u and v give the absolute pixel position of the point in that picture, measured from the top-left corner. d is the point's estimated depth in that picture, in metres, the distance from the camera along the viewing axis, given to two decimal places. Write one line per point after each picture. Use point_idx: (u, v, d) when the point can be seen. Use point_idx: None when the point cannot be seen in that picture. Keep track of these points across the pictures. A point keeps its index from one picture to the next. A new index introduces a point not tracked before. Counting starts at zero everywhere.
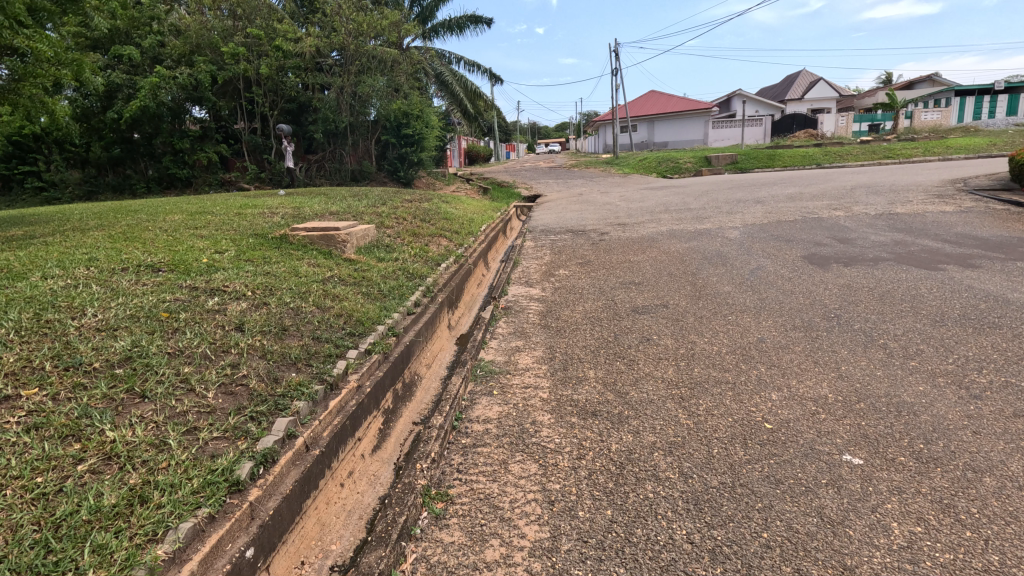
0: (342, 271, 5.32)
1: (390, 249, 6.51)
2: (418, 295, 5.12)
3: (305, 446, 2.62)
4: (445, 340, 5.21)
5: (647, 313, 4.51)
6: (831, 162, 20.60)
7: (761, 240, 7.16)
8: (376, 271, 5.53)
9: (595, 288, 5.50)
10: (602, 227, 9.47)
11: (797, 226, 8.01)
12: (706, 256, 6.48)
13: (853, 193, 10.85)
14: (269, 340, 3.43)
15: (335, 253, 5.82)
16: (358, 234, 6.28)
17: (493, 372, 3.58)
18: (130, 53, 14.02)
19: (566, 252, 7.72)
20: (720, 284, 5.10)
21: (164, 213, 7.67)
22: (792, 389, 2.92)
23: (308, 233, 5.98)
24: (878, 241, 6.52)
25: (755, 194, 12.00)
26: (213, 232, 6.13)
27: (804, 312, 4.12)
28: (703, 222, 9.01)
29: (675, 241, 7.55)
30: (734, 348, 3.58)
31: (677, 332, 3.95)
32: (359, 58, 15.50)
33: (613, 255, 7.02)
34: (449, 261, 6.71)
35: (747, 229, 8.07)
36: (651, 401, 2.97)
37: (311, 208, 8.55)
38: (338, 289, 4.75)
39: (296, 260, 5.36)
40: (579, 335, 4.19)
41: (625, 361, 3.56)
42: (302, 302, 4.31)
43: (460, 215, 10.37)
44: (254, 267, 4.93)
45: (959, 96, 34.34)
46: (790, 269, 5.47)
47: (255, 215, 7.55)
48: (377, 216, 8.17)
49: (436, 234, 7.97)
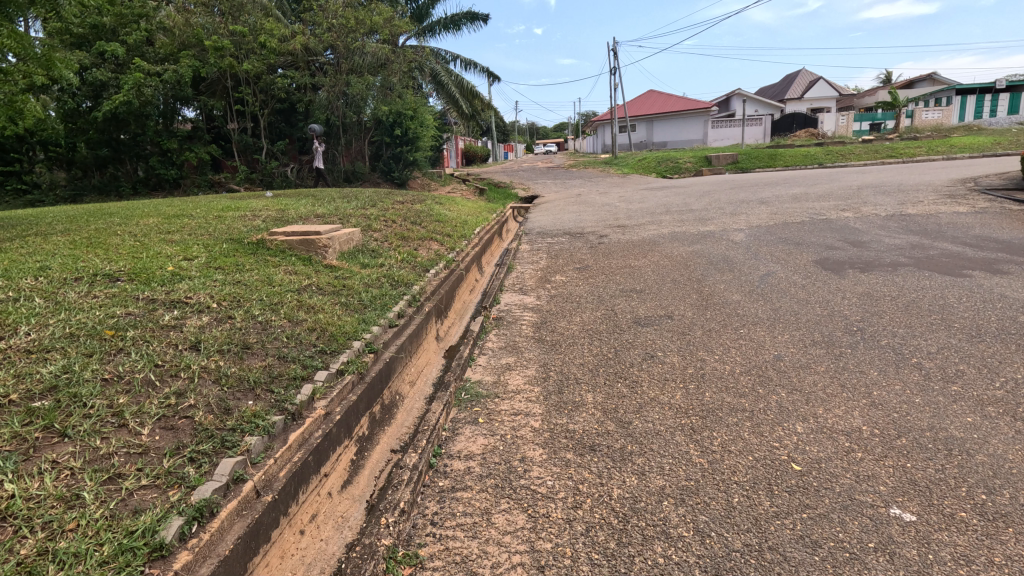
0: (322, 279, 4.94)
1: (376, 255, 6.13)
2: (402, 304, 4.73)
3: (254, 492, 2.23)
4: (433, 354, 4.86)
5: (650, 325, 4.14)
6: (833, 161, 20.26)
7: (768, 243, 6.81)
8: (359, 279, 5.15)
9: (593, 296, 5.13)
10: (601, 230, 9.10)
11: (805, 228, 7.64)
12: (710, 261, 6.11)
13: (860, 194, 10.49)
14: (227, 362, 3.05)
15: (315, 259, 5.44)
16: (342, 238, 5.90)
17: (480, 396, 3.20)
18: (114, 50, 13.65)
19: (564, 256, 7.35)
20: (728, 293, 4.73)
21: (140, 216, 7.29)
22: (819, 420, 2.54)
23: (287, 238, 5.60)
24: (894, 244, 6.16)
25: (759, 194, 11.65)
26: (186, 236, 5.75)
27: (823, 325, 3.75)
28: (705, 224, 8.64)
29: (677, 245, 7.18)
30: (750, 367, 3.20)
31: (683, 348, 3.59)
32: (352, 56, 15.13)
33: (613, 260, 6.65)
34: (438, 267, 6.33)
35: (753, 231, 7.71)
36: (658, 434, 2.60)
37: (296, 211, 8.17)
38: (314, 300, 4.37)
39: (272, 268, 4.98)
40: (576, 350, 3.82)
41: (627, 383, 3.18)
42: (272, 314, 3.93)
43: (454, 216, 9.99)
44: (223, 276, 4.55)
45: (960, 95, 34.07)
46: (801, 275, 5.11)
47: (235, 218, 7.17)
48: (365, 219, 7.80)
49: (427, 238, 7.60)
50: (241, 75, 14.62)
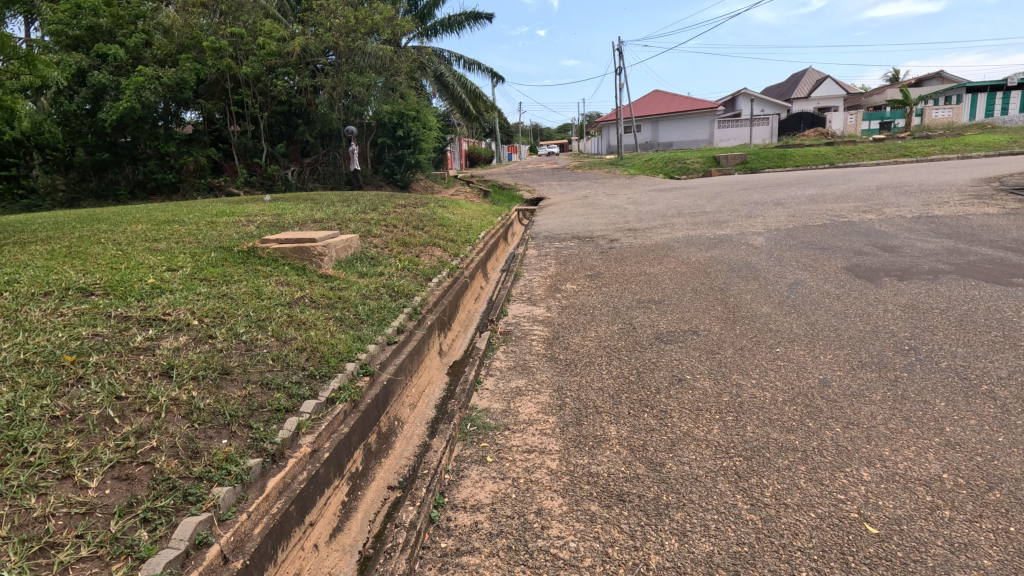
0: (316, 291, 4.59)
1: (375, 262, 5.78)
2: (401, 318, 4.37)
3: (221, 557, 1.86)
4: (435, 371, 4.51)
5: (674, 341, 3.76)
6: (845, 161, 19.80)
7: (791, 248, 6.41)
8: (356, 290, 4.80)
9: (608, 307, 4.77)
10: (611, 233, 8.74)
11: (827, 231, 7.26)
12: (731, 268, 5.72)
13: (880, 194, 10.08)
14: (201, 392, 2.70)
15: (310, 268, 5.10)
16: (339, 245, 5.55)
17: (487, 427, 2.84)
18: (114, 52, 13.25)
19: (573, 262, 6.97)
20: (756, 305, 4.34)
21: (128, 222, 6.94)
22: (889, 465, 2.16)
23: (280, 245, 5.26)
24: (927, 248, 5.77)
25: (773, 195, 11.24)
26: (173, 245, 5.39)
27: (869, 343, 3.36)
28: (721, 227, 8.24)
29: (693, 250, 6.81)
30: (794, 395, 2.82)
31: (713, 370, 3.21)
32: (354, 56, 14.80)
33: (626, 266, 6.27)
34: (442, 275, 5.98)
35: (772, 235, 7.31)
36: (697, 480, 2.22)
37: (293, 215, 7.83)
38: (306, 315, 4.01)
39: (262, 279, 4.64)
40: (594, 372, 3.44)
41: (654, 413, 2.80)
42: (259, 332, 3.58)
43: (457, 220, 9.65)
44: (208, 289, 4.20)
45: (971, 93, 33.53)
46: (834, 285, 4.71)
47: (228, 224, 6.84)
48: (364, 224, 7.47)
49: (430, 243, 7.24)
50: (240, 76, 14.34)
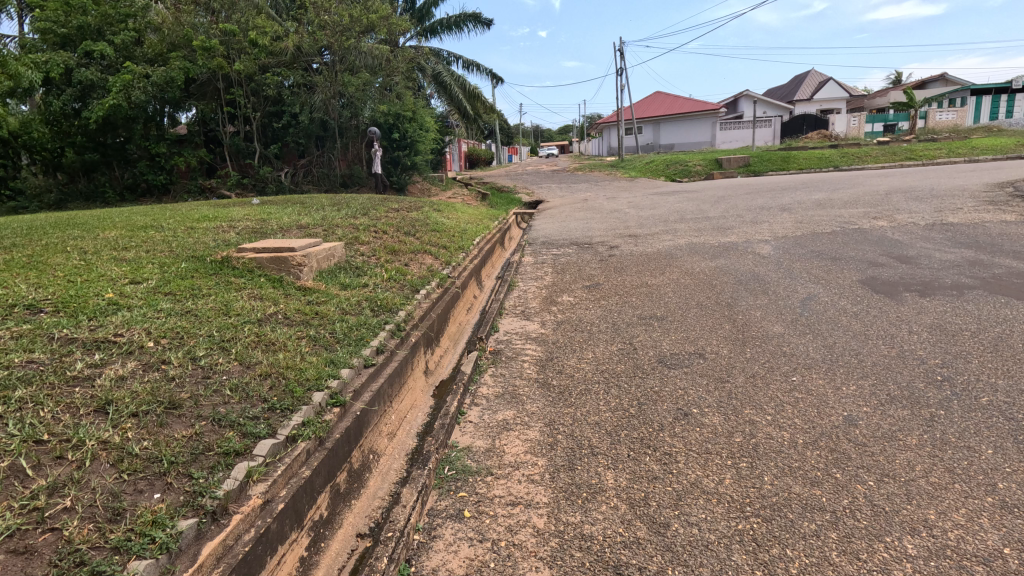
0: (291, 306, 4.26)
1: (360, 273, 5.45)
2: (382, 337, 4.03)
3: None
4: (420, 394, 4.18)
5: (679, 366, 3.42)
6: (850, 164, 19.47)
7: (800, 257, 6.08)
8: (335, 305, 4.46)
9: (607, 323, 4.45)
10: (610, 239, 8.42)
11: (837, 239, 6.93)
12: (738, 279, 5.38)
13: (889, 199, 9.75)
14: (140, 432, 2.36)
15: (287, 280, 4.77)
16: (321, 254, 5.22)
17: (467, 472, 2.50)
18: (102, 50, 12.94)
19: (571, 271, 6.63)
20: (766, 323, 4.00)
21: (103, 227, 6.62)
22: (937, 535, 1.83)
23: (256, 255, 4.92)
24: (947, 260, 5.44)
25: (778, 200, 10.93)
26: (143, 253, 5.05)
27: (896, 372, 3.02)
28: (725, 234, 7.91)
29: (697, 258, 6.48)
30: (816, 436, 2.48)
31: (721, 403, 2.87)
32: (349, 55, 14.46)
33: (626, 277, 5.94)
34: (431, 286, 5.64)
35: (779, 243, 6.98)
36: (709, 548, 1.88)
37: (279, 220, 7.50)
38: (276, 334, 3.67)
39: (233, 292, 4.30)
40: (591, 401, 3.10)
41: (658, 457, 2.47)
42: (219, 355, 3.24)
43: (452, 225, 9.32)
44: (171, 304, 3.85)
45: (975, 96, 33.23)
46: (850, 300, 4.37)
47: (208, 230, 6.50)
48: (352, 230, 7.14)
49: (421, 251, 6.92)
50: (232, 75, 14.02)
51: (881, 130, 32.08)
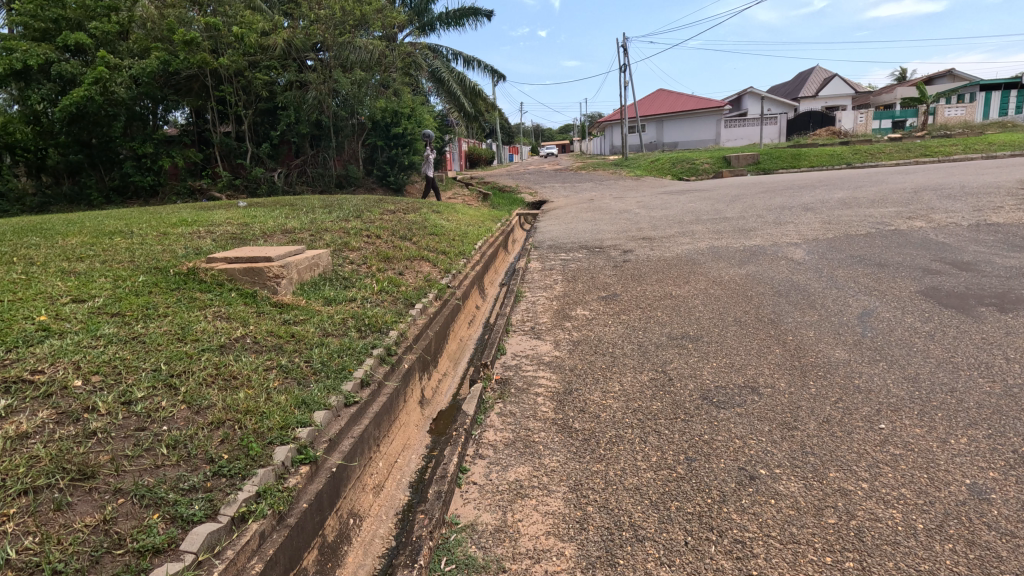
0: (264, 328, 3.63)
1: (347, 284, 4.82)
2: (369, 364, 3.41)
3: None
4: (415, 431, 3.56)
5: (728, 405, 2.79)
6: (863, 161, 18.83)
7: (839, 263, 5.45)
8: (315, 326, 3.84)
9: (633, 345, 3.82)
10: (623, 242, 7.80)
11: (875, 242, 6.33)
12: (775, 290, 4.75)
13: (919, 197, 9.14)
14: (22, 523, 1.75)
15: (262, 295, 4.15)
16: (302, 264, 4.60)
17: (471, 568, 1.88)
18: (79, 39, 12.51)
19: (583, 278, 6.02)
20: (823, 346, 3.37)
21: (67, 233, 6.02)
22: None
23: (228, 265, 4.30)
24: (1014, 266, 4.82)
25: (798, 198, 10.32)
26: (98, 264, 4.42)
27: (1016, 419, 2.38)
28: (749, 237, 7.27)
29: (723, 264, 5.87)
30: (939, 518, 1.85)
31: (795, 462, 2.24)
32: (343, 51, 13.80)
33: (646, 286, 5.33)
34: (429, 298, 5.01)
35: (811, 247, 6.34)
36: None
37: (262, 224, 6.88)
38: (239, 366, 3.04)
39: (196, 312, 3.69)
40: (626, 456, 2.47)
41: (728, 548, 1.84)
42: (162, 398, 2.61)
43: (452, 227, 8.71)
44: (115, 329, 3.21)
45: (985, 91, 32.56)
46: (918, 317, 3.73)
47: (183, 235, 5.91)
48: (343, 234, 6.53)
49: (417, 257, 6.30)
50: (221, 71, 13.44)
51: (890, 127, 31.42)
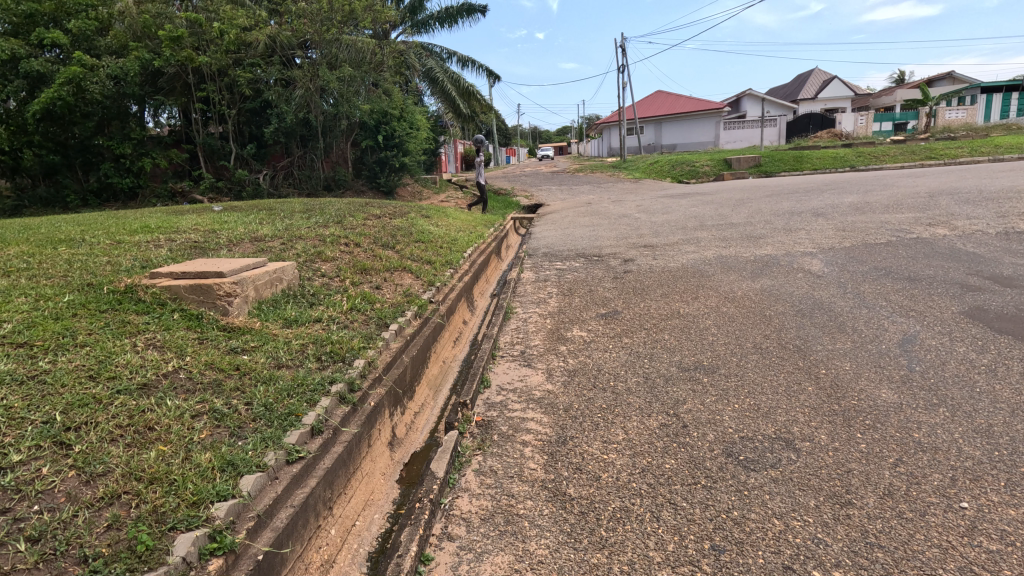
0: (202, 360, 3.07)
1: (312, 302, 4.27)
2: (324, 405, 2.85)
3: None
4: (380, 483, 3.00)
5: (760, 467, 2.25)
6: (867, 163, 18.36)
7: (863, 276, 4.92)
8: (267, 356, 3.27)
9: (639, 378, 3.28)
10: (623, 250, 7.28)
11: (898, 252, 5.82)
12: (795, 308, 4.22)
13: (936, 202, 8.64)
14: None
15: (209, 316, 3.61)
16: (261, 279, 4.05)
17: None
18: (55, 38, 12.16)
19: (580, 292, 5.49)
20: (862, 384, 2.84)
21: (11, 241, 5.44)
22: None
23: (173, 282, 3.75)
24: None
25: (806, 203, 9.82)
26: (25, 279, 3.87)
27: None
28: (759, 245, 6.75)
29: (734, 276, 5.36)
30: None
31: (860, 561, 1.71)
32: (332, 48, 13.25)
33: (650, 302, 4.80)
34: (407, 316, 4.46)
35: (828, 257, 5.81)
36: None
37: (231, 230, 6.32)
38: (159, 414, 2.48)
39: (123, 339, 3.12)
40: (635, 543, 1.92)
41: None
42: (42, 463, 2.06)
43: (440, 233, 8.16)
44: (11, 365, 2.64)
45: (986, 93, 32.19)
46: (971, 346, 3.20)
47: (139, 243, 5.35)
48: (318, 243, 5.98)
49: (398, 268, 5.75)
50: (203, 69, 12.90)
51: (891, 129, 31.05)
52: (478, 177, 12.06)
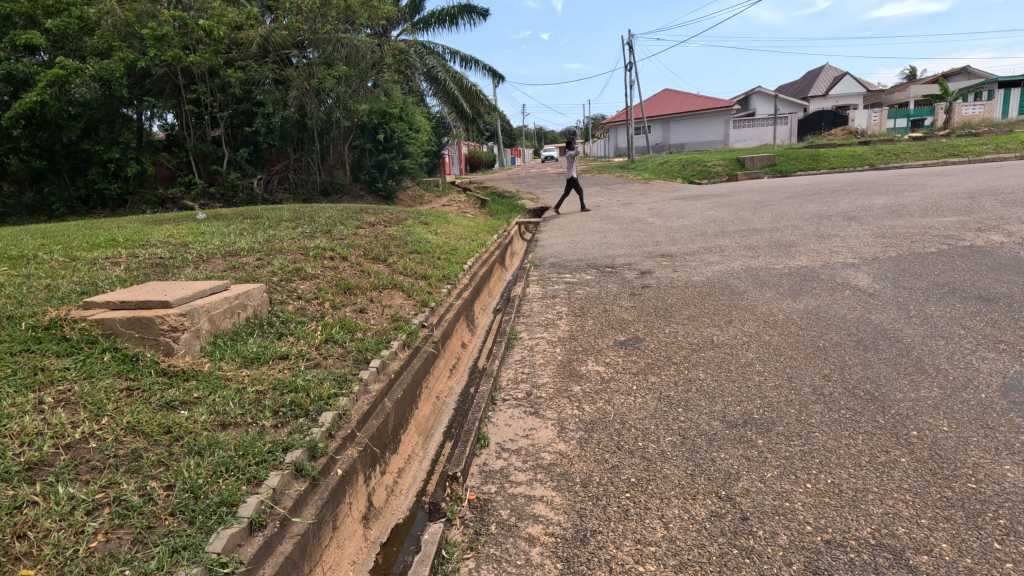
0: (125, 419, 2.44)
1: (281, 333, 3.64)
2: (273, 482, 2.21)
3: None
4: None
5: None
6: (887, 162, 17.56)
7: (924, 295, 4.23)
8: (209, 411, 2.64)
9: (675, 437, 2.62)
10: (639, 261, 6.61)
11: (952, 263, 5.12)
12: (853, 337, 3.55)
13: (978, 204, 7.91)
14: None
15: (147, 357, 2.98)
16: (217, 308, 3.42)
17: None
18: (30, 38, 11.69)
19: (594, 312, 4.83)
20: (974, 457, 2.17)
21: None
22: None
23: (110, 314, 3.13)
24: None
25: (833, 205, 9.09)
26: None
27: None
28: (790, 255, 6.07)
29: (770, 293, 4.70)
30: None
31: None
32: (327, 47, 12.69)
33: (675, 327, 4.15)
34: (394, 347, 3.82)
35: (875, 270, 5.11)
36: None
37: (205, 243, 5.71)
38: (36, 515, 1.85)
39: (26, 394, 2.50)
40: None
41: None
42: None
43: (439, 242, 7.53)
44: None
45: (1003, 88, 31.22)
46: None
47: (95, 260, 4.75)
48: (299, 257, 5.36)
49: (388, 285, 5.11)
50: (192, 69, 12.36)
51: (906, 126, 30.19)
52: (568, 172, 11.74)
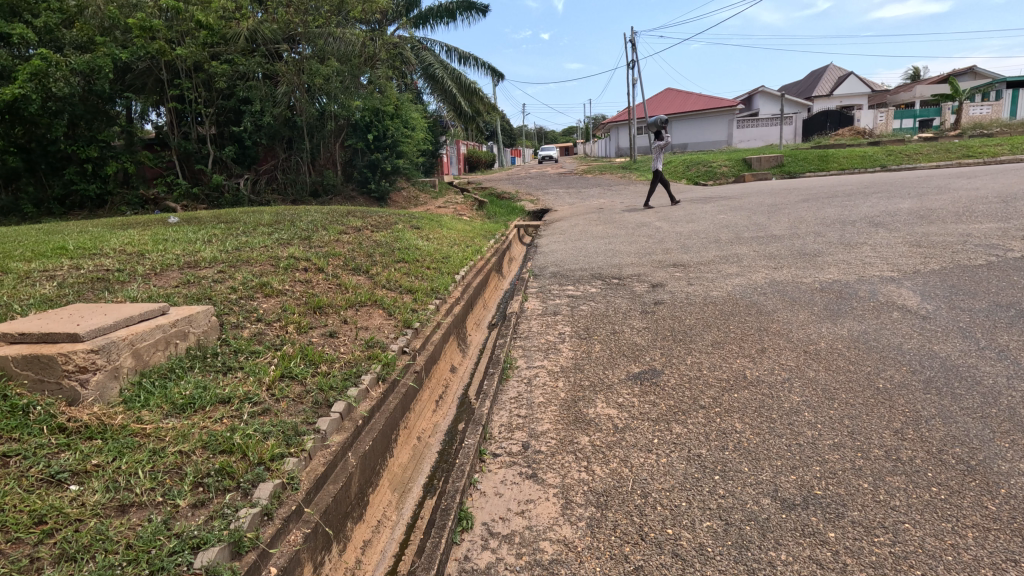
0: None
1: (227, 368, 3.02)
2: None
3: None
4: None
5: None
6: (899, 163, 16.94)
7: (988, 319, 3.62)
8: (103, 485, 2.02)
9: (717, 521, 2.01)
10: (649, 271, 6.00)
11: (1007, 277, 4.54)
12: (919, 375, 2.94)
13: (1014, 209, 7.30)
14: None
15: (45, 406, 2.37)
16: (146, 339, 2.80)
17: None
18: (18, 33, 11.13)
19: (602, 333, 4.21)
20: None
21: None
22: None
23: (7, 350, 2.52)
24: None
25: (855, 209, 8.47)
26: None
27: None
28: (819, 265, 5.46)
29: (805, 314, 4.09)
30: None
31: None
32: (318, 41, 12.09)
33: (698, 356, 3.53)
34: (365, 381, 3.20)
35: (920, 285, 4.51)
36: None
37: (164, 252, 5.09)
38: None
39: None
40: None
41: None
42: None
43: (429, 248, 6.90)
44: None
45: (1011, 88, 30.60)
46: None
47: (30, 273, 4.14)
48: (268, 269, 4.76)
49: (366, 301, 4.48)
50: (177, 63, 11.74)
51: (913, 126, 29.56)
52: (656, 166, 10.57)
